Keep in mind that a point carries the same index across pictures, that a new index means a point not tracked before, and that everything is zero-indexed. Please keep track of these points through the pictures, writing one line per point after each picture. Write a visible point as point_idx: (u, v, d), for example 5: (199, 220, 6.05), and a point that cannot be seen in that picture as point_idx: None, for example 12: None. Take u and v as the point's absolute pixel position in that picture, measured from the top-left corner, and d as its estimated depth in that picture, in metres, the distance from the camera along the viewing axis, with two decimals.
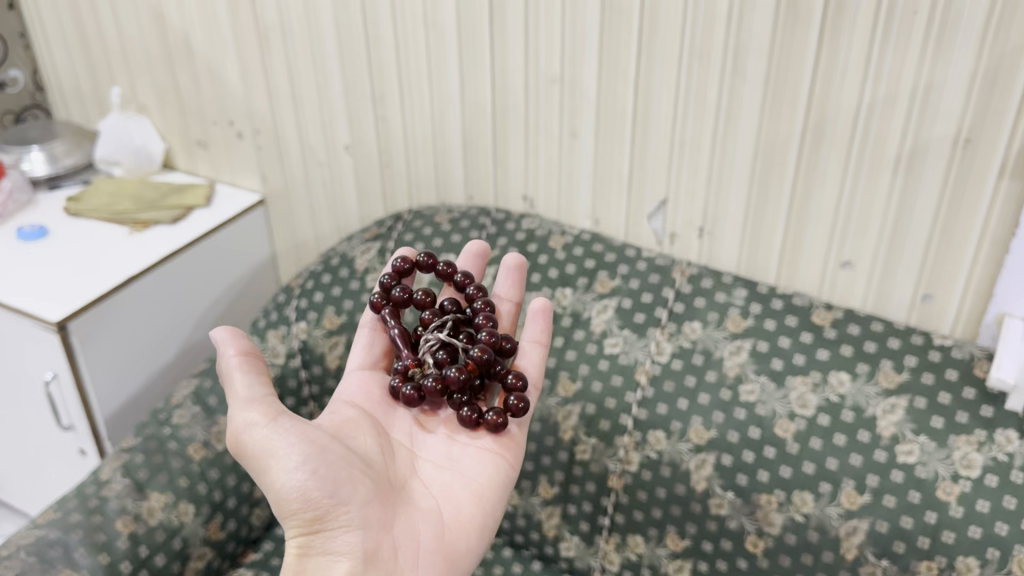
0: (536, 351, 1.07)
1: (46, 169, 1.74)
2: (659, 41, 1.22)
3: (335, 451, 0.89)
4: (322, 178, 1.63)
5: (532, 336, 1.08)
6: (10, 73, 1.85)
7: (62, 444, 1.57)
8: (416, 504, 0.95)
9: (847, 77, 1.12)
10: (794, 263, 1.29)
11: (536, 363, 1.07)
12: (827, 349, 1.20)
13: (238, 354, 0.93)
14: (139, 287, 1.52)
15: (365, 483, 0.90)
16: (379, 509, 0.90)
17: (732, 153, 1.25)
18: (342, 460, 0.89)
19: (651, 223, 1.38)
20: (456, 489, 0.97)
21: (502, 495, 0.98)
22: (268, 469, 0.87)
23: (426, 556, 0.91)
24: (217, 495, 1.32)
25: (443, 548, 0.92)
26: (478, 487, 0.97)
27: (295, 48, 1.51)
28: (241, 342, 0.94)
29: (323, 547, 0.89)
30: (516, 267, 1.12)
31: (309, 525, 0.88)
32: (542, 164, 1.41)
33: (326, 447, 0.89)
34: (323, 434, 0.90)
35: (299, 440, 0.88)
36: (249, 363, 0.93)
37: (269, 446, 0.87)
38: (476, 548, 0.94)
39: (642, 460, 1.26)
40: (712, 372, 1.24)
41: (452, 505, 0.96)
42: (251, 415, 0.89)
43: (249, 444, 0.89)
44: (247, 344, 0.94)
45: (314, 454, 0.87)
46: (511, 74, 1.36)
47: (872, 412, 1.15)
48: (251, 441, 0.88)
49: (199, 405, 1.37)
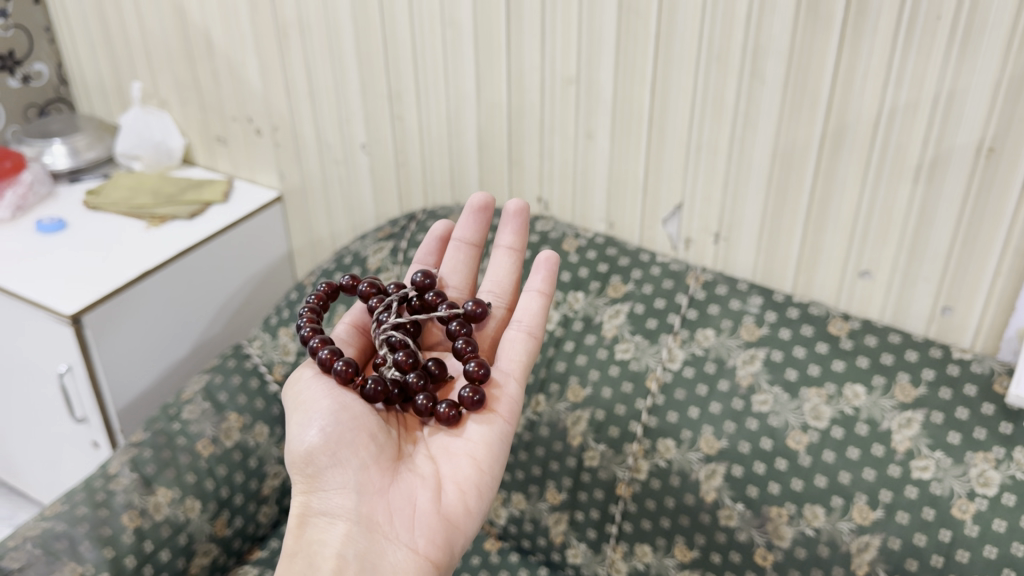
0: (535, 301, 1.03)
1: (68, 162, 1.76)
2: (677, 41, 1.20)
3: (355, 412, 0.95)
4: (338, 177, 1.63)
5: (535, 287, 1.04)
6: (35, 67, 1.86)
7: (76, 435, 1.58)
8: (419, 468, 0.95)
9: (867, 81, 1.09)
10: (811, 271, 1.27)
11: (531, 314, 1.02)
12: (842, 360, 1.18)
13: (348, 322, 1.09)
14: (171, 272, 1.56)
15: (369, 447, 0.94)
16: (378, 474, 0.93)
17: (750, 159, 1.22)
18: (353, 422, 0.94)
19: (667, 227, 1.36)
20: (454, 451, 0.96)
21: (500, 453, 0.96)
22: (291, 419, 0.96)
23: (423, 517, 0.90)
24: (224, 491, 1.31)
25: (438, 511, 0.91)
26: (474, 451, 0.95)
27: (313, 46, 1.51)
28: (358, 315, 1.11)
29: (322, 507, 0.93)
30: (517, 213, 1.09)
31: (311, 483, 0.94)
32: (558, 166, 1.40)
33: (348, 410, 0.95)
34: (356, 398, 0.97)
35: (323, 398, 0.95)
36: (354, 332, 1.08)
37: (298, 399, 0.97)
38: (475, 508, 0.92)
39: (650, 468, 1.25)
40: (724, 381, 1.22)
41: (451, 466, 0.94)
42: (295, 376, 1.00)
43: (287, 397, 0.99)
44: (361, 318, 1.10)
45: (331, 411, 0.94)
46: (527, 74, 1.34)
47: (887, 426, 1.12)
48: (293, 392, 0.98)
49: (209, 401, 1.37)
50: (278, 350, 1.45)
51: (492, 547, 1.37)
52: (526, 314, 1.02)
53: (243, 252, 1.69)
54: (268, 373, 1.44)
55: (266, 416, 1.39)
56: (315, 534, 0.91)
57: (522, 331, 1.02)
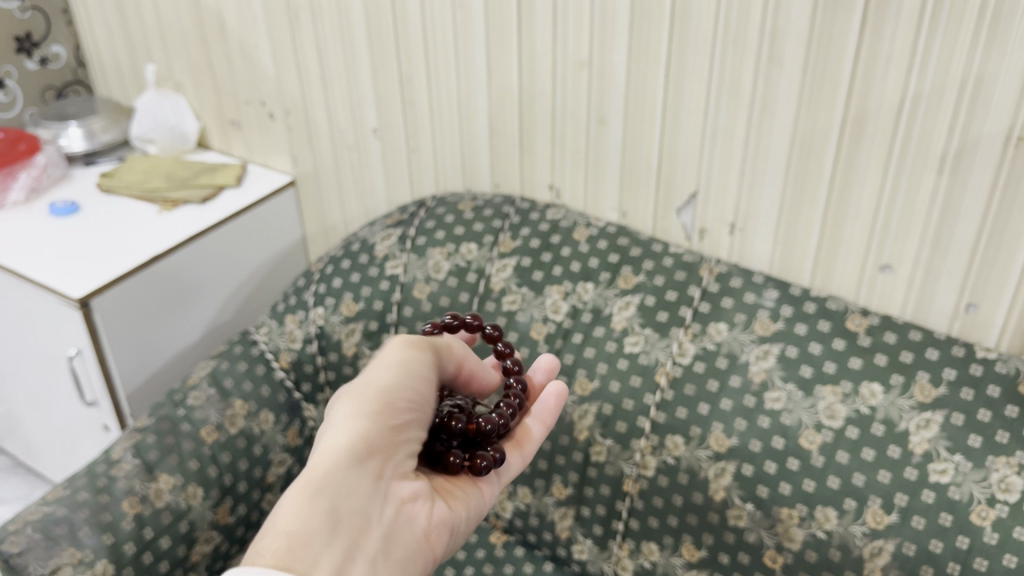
0: (538, 428, 0.91)
1: (83, 144, 1.75)
2: (691, 25, 1.15)
3: (428, 393, 0.82)
4: (350, 162, 1.61)
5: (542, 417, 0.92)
6: (53, 49, 1.85)
7: (87, 419, 1.58)
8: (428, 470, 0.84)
9: (890, 66, 1.04)
10: (830, 266, 1.21)
11: (530, 440, 0.90)
12: (859, 357, 1.14)
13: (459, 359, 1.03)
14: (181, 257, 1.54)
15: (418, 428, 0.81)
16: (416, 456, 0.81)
17: (766, 147, 1.18)
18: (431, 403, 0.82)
19: (680, 217, 1.31)
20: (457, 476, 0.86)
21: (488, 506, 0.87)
22: (384, 366, 0.80)
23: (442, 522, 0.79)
24: (227, 479, 1.30)
25: (451, 519, 0.80)
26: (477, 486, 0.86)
27: (324, 29, 1.49)
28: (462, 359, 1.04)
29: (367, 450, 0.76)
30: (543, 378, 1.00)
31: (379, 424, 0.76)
32: (570, 152, 1.36)
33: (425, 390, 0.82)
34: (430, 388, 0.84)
35: (416, 360, 0.82)
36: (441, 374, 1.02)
37: (405, 353, 0.81)
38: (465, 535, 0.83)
39: (658, 465, 1.21)
40: (736, 377, 1.18)
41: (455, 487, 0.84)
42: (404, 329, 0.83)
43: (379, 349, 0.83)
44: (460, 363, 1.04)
45: (424, 388, 0.81)
46: (539, 59, 1.31)
47: (904, 427, 1.08)
48: (402, 344, 0.82)
49: (215, 387, 1.36)
50: (285, 338, 1.43)
51: (497, 540, 1.35)
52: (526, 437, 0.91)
53: (254, 235, 1.67)
54: (275, 361, 1.41)
55: (271, 404, 1.38)
56: (348, 479, 0.73)
57: (514, 447, 0.90)
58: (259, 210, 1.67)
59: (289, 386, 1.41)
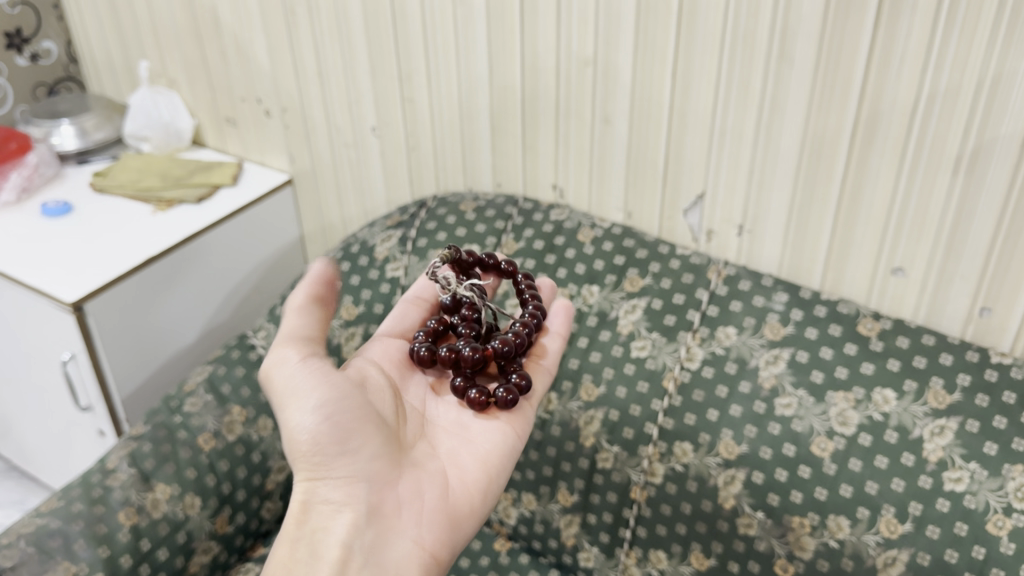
0: (556, 342, 1.04)
1: (76, 143, 1.72)
2: (700, 21, 1.12)
3: (349, 391, 0.85)
4: (348, 161, 1.58)
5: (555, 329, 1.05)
6: (44, 45, 1.82)
7: (82, 424, 1.55)
8: (423, 464, 0.89)
9: (905, 63, 1.01)
10: (840, 268, 1.19)
11: (550, 353, 1.03)
12: (872, 362, 1.11)
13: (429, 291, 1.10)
14: (176, 259, 1.51)
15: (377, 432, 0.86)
16: (388, 463, 0.86)
17: (777, 147, 1.15)
18: (358, 410, 0.84)
19: (688, 218, 1.28)
20: (461, 452, 0.91)
21: (508, 465, 0.92)
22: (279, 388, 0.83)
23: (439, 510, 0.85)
24: (225, 487, 1.28)
25: (446, 507, 0.86)
26: (484, 454, 0.91)
27: (321, 25, 1.45)
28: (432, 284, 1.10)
29: (327, 492, 0.83)
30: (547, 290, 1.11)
31: (317, 469, 0.83)
32: (574, 151, 1.33)
33: (341, 389, 0.84)
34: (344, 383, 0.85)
35: (311, 364, 0.84)
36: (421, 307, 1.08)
37: (285, 360, 0.84)
38: (478, 510, 0.88)
39: (666, 472, 1.18)
40: (746, 383, 1.16)
41: (456, 469, 0.89)
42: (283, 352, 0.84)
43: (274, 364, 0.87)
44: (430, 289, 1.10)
45: (333, 402, 0.83)
46: (542, 55, 1.27)
47: (918, 434, 1.06)
48: (280, 346, 0.85)
49: (212, 393, 1.33)
50: None
51: (501, 547, 1.32)
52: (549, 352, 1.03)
53: (249, 234, 1.64)
54: None
55: (270, 410, 1.35)
56: (319, 524, 0.82)
57: (539, 363, 1.02)
58: (256, 210, 1.64)
59: None
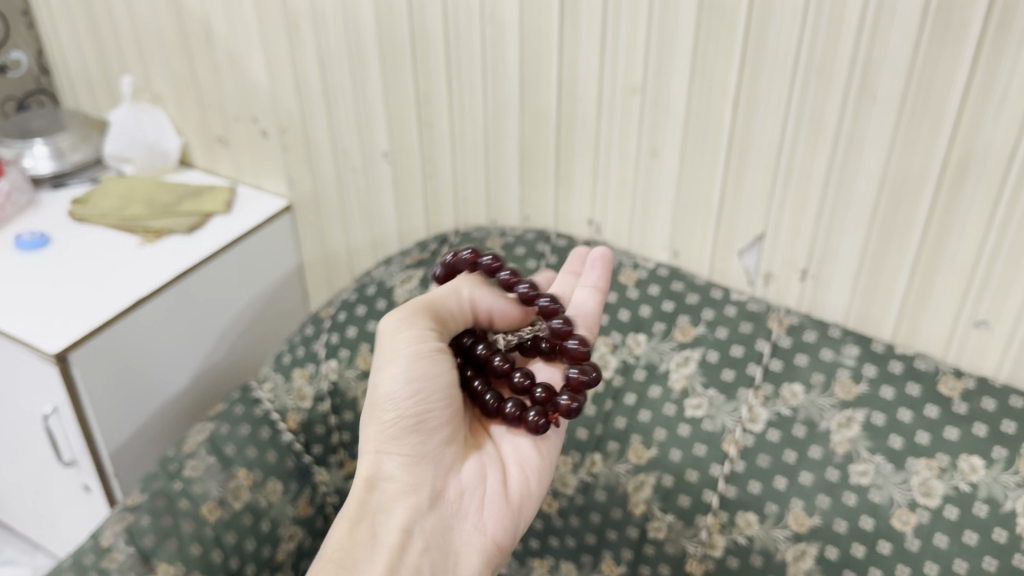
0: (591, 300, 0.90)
1: (51, 165, 1.56)
2: (769, 49, 1.01)
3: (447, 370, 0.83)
4: (356, 187, 1.45)
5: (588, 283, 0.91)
6: (12, 55, 1.66)
7: (66, 480, 1.41)
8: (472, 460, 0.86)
9: (1005, 107, 0.91)
10: (916, 318, 1.08)
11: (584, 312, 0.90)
12: (956, 427, 1.00)
13: None
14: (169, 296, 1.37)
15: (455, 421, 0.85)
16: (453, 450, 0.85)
17: (850, 189, 1.04)
18: (442, 387, 0.82)
19: (743, 260, 1.17)
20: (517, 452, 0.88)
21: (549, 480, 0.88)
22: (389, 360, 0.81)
23: (501, 509, 0.84)
24: (234, 562, 1.15)
25: (506, 500, 0.85)
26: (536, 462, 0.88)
27: (329, 42, 1.32)
28: None
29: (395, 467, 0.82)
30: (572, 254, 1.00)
31: (393, 436, 0.82)
32: (614, 185, 1.22)
33: (440, 367, 0.82)
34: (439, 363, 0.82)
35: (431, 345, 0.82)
36: None
37: (418, 336, 0.81)
38: (536, 492, 0.86)
39: (727, 544, 1.08)
40: (817, 448, 1.05)
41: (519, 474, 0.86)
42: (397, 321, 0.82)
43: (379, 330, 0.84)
44: None
45: (424, 373, 0.81)
46: (582, 81, 1.15)
47: (1011, 507, 0.95)
48: (403, 318, 0.82)
49: (215, 455, 1.19)
50: (293, 396, 1.27)
51: None
52: (581, 309, 0.90)
53: (247, 266, 1.50)
54: (282, 422, 1.26)
55: (280, 470, 1.22)
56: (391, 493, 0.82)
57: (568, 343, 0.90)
58: (253, 239, 1.50)
59: (298, 450, 1.26)
